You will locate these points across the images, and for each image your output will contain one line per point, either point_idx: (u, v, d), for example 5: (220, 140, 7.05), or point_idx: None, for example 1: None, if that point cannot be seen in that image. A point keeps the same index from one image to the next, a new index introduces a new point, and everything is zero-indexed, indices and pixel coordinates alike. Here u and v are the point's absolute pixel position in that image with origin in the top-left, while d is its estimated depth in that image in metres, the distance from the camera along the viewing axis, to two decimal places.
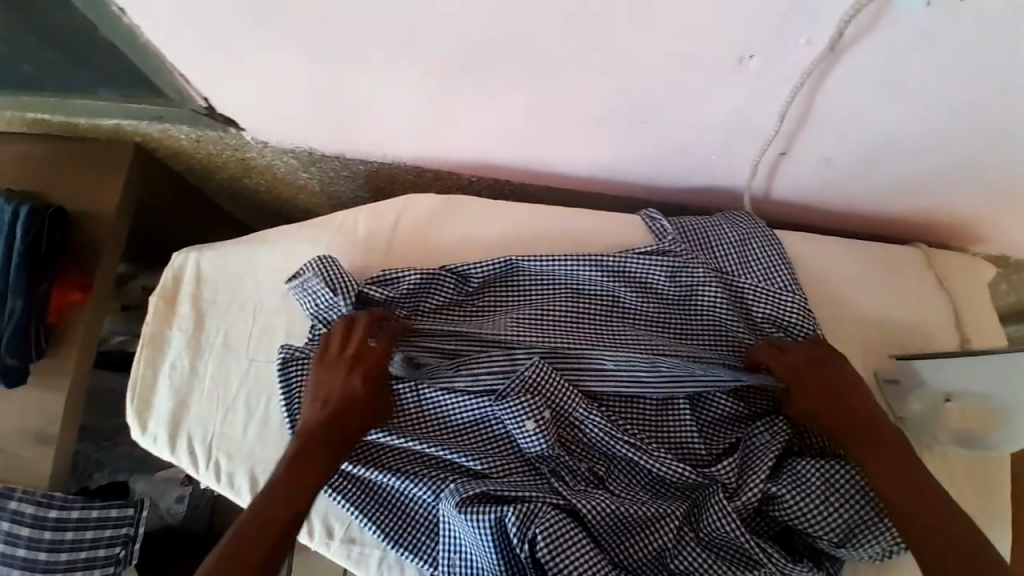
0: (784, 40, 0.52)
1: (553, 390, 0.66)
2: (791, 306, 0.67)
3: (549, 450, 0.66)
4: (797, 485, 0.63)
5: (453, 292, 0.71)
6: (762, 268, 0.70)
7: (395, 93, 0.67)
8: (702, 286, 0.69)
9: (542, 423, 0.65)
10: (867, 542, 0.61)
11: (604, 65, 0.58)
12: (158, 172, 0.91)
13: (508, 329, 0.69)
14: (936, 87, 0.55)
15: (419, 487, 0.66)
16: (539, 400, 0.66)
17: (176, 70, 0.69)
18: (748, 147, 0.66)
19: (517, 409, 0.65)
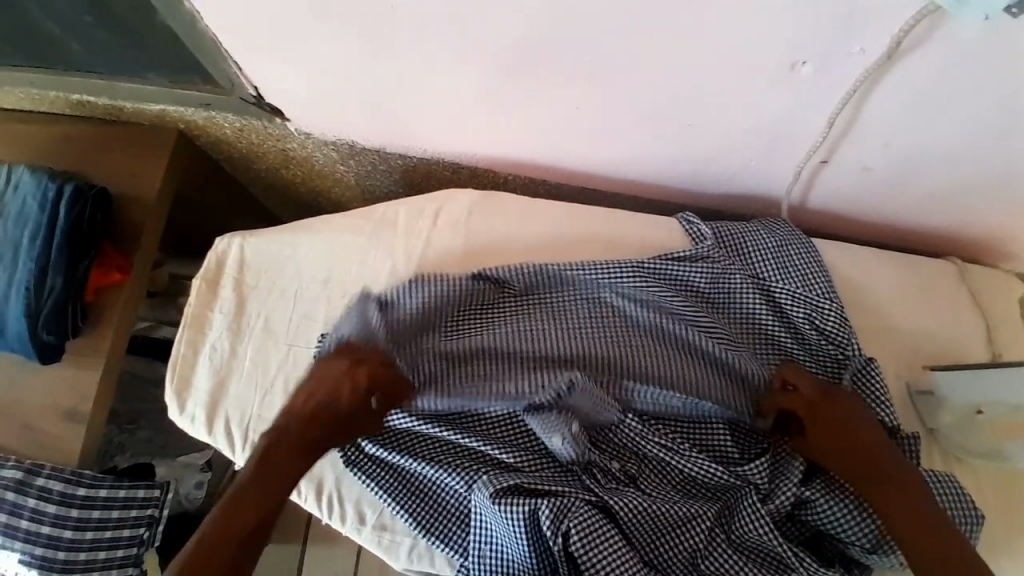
0: (840, 48, 0.53)
1: (588, 392, 0.66)
2: (829, 313, 0.68)
3: (582, 450, 0.66)
4: (830, 490, 0.64)
5: (490, 295, 0.70)
6: (798, 274, 0.70)
7: (444, 88, 0.69)
8: (737, 292, 0.70)
9: (575, 425, 0.65)
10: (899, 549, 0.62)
11: (657, 67, 0.59)
12: (198, 159, 0.93)
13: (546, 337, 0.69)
14: (984, 102, 0.56)
15: (453, 479, 0.66)
16: (574, 399, 0.66)
17: (231, 58, 0.71)
18: (790, 153, 0.68)
19: (552, 415, 0.65)
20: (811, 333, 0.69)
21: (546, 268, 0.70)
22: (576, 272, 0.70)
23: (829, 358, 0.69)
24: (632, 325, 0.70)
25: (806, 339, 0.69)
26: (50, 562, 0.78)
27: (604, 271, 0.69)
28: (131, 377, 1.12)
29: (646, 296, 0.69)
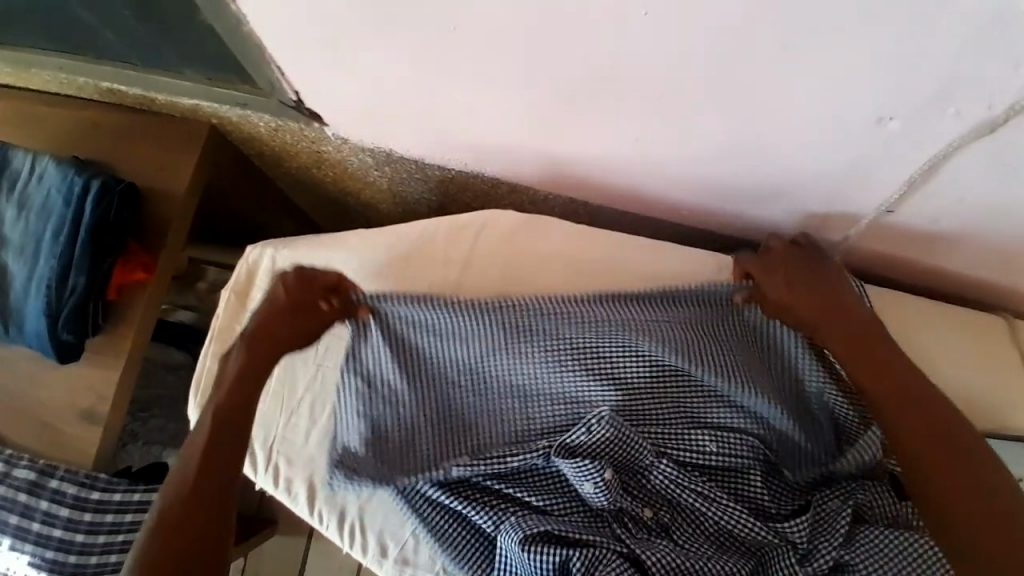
0: (932, 108, 0.50)
1: (623, 441, 0.64)
2: None
3: (613, 502, 0.64)
4: (869, 552, 0.62)
5: (521, 328, 0.66)
6: None
7: (497, 107, 0.65)
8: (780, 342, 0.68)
9: (608, 479, 0.63)
10: None
11: (729, 106, 0.56)
12: (227, 153, 0.89)
13: (575, 379, 0.66)
14: None
15: (481, 517, 0.64)
16: (605, 450, 0.64)
17: (274, 63, 0.67)
18: (853, 200, 0.65)
19: (585, 467, 0.63)
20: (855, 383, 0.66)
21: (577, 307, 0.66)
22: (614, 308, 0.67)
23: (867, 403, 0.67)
24: (667, 368, 0.67)
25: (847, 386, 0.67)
26: (61, 563, 0.78)
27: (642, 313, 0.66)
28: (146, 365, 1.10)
29: (688, 343, 0.65)
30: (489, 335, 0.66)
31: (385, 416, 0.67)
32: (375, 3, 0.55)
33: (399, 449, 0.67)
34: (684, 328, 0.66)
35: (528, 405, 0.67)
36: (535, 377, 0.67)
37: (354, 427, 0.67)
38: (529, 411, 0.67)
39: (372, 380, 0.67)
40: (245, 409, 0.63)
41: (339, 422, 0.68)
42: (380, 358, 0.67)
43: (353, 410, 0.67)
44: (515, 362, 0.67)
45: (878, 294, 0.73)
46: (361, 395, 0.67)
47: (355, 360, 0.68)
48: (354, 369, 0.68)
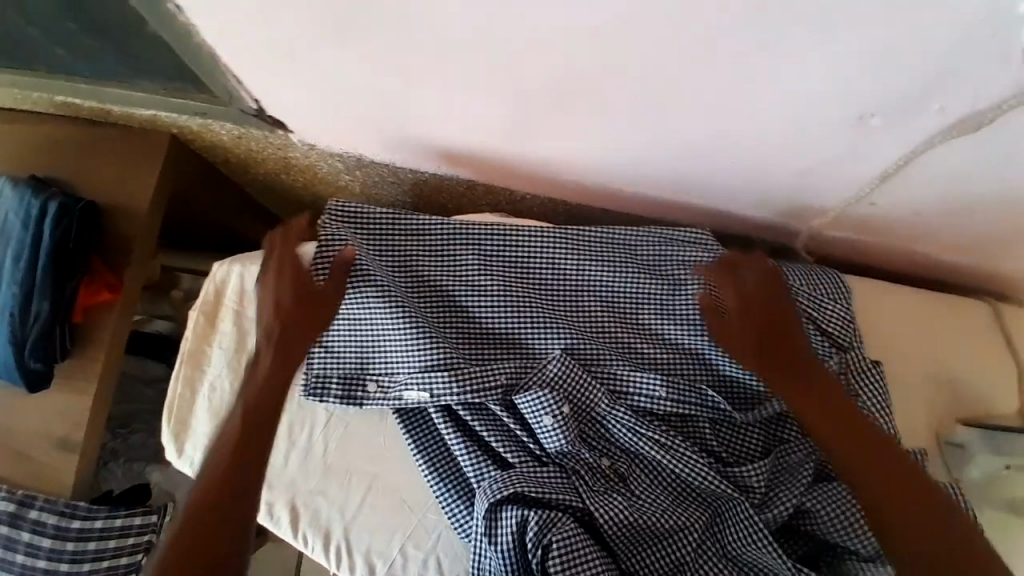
0: (915, 104, 0.48)
1: (581, 381, 0.66)
2: (836, 315, 0.67)
3: (569, 447, 0.65)
4: (830, 501, 0.62)
5: (494, 268, 0.70)
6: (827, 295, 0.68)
7: (466, 110, 0.63)
8: None
9: (560, 419, 0.65)
10: None
11: (704, 104, 0.54)
12: (192, 163, 0.86)
13: (535, 321, 0.69)
14: None
15: (444, 460, 0.67)
16: (561, 392, 0.66)
17: (231, 73, 0.65)
18: (833, 194, 0.63)
19: (539, 402, 0.65)
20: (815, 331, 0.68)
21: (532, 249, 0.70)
22: (584, 250, 0.70)
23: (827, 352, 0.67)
24: (623, 309, 0.70)
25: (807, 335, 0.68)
26: None
27: (606, 258, 0.70)
28: (124, 379, 1.08)
29: (644, 292, 0.70)
30: (460, 277, 0.70)
31: (358, 332, 0.67)
32: (330, 6, 0.52)
33: (370, 374, 0.68)
34: (637, 271, 0.70)
35: (495, 348, 0.69)
36: (494, 326, 0.69)
37: (333, 335, 0.68)
38: (499, 352, 0.68)
39: (351, 287, 0.67)
40: (261, 418, 0.61)
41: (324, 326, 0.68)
42: (359, 269, 0.67)
43: (333, 322, 0.68)
44: (478, 308, 0.69)
45: (859, 285, 0.72)
46: (342, 299, 0.67)
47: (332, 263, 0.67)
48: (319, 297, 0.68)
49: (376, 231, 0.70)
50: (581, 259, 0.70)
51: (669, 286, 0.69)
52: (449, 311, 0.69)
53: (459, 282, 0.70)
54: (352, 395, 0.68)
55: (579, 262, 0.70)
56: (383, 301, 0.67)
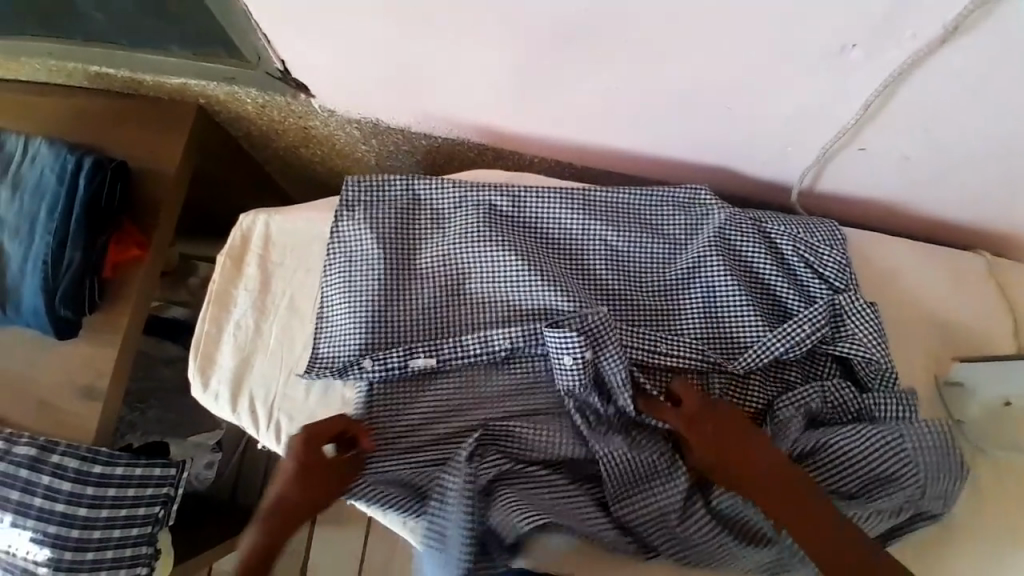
0: (891, 33, 0.52)
1: (610, 329, 0.64)
2: (834, 261, 0.68)
3: (584, 387, 0.64)
4: (819, 451, 0.64)
5: (507, 228, 0.70)
6: (828, 245, 0.69)
7: (474, 66, 0.67)
8: (747, 244, 0.69)
9: (582, 361, 0.63)
10: (883, 496, 0.63)
11: (694, 49, 0.58)
12: (217, 136, 0.91)
13: (551, 270, 0.67)
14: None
15: (446, 419, 0.66)
16: (589, 339, 0.63)
17: (260, 31, 0.69)
18: (820, 139, 0.66)
19: (567, 342, 0.63)
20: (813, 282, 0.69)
21: (540, 205, 0.71)
22: (594, 210, 0.71)
23: (824, 292, 0.68)
24: (631, 268, 0.71)
25: (807, 284, 0.69)
26: (64, 540, 0.76)
27: (616, 216, 0.71)
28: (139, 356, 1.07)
29: (648, 252, 0.71)
30: (475, 234, 0.69)
31: (359, 300, 0.68)
32: None
33: (372, 343, 0.67)
34: (642, 232, 0.71)
35: (509, 306, 0.68)
36: (513, 275, 0.67)
37: (337, 305, 0.69)
38: (517, 310, 0.68)
39: (356, 257, 0.70)
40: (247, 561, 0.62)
41: (326, 297, 0.70)
42: (365, 238, 0.70)
43: (334, 291, 0.69)
44: (496, 254, 0.68)
45: (856, 236, 0.75)
46: (343, 273, 0.69)
47: (346, 239, 0.70)
48: (331, 254, 0.70)
49: (388, 197, 0.72)
50: (586, 219, 0.71)
51: (671, 247, 0.71)
52: (464, 266, 0.69)
53: (472, 232, 0.69)
54: (351, 367, 0.66)
55: (588, 221, 0.71)
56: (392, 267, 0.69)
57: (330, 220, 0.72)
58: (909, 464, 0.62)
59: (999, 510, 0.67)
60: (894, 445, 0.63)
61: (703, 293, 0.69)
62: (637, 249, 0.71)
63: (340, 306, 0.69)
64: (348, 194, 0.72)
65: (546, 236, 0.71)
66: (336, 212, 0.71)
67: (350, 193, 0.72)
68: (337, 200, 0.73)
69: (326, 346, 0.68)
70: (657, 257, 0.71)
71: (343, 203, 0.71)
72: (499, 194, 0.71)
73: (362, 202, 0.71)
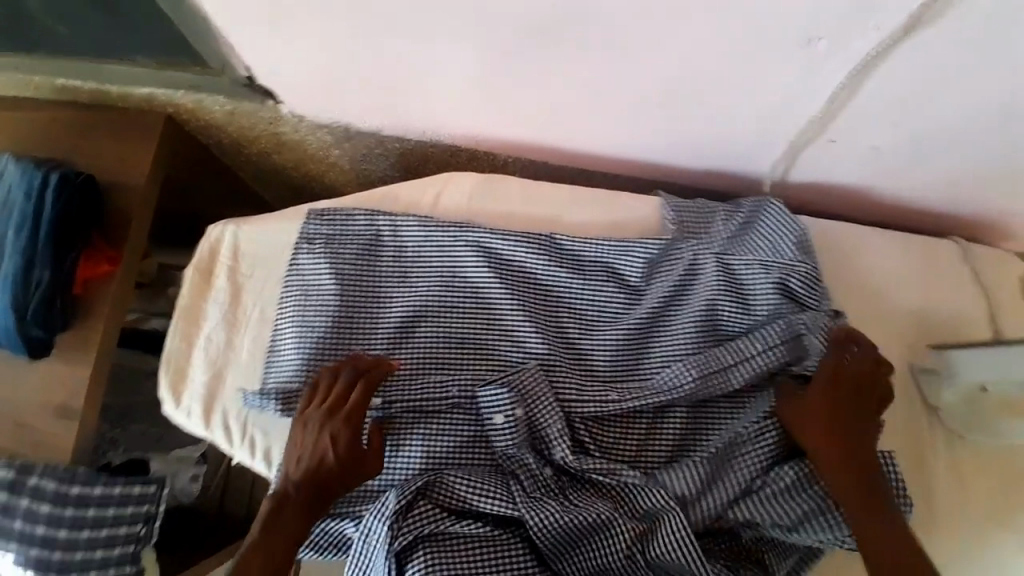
0: (856, 24, 0.52)
1: (545, 388, 0.65)
2: (799, 287, 0.66)
3: (518, 450, 0.65)
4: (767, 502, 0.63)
5: (463, 279, 0.69)
6: (795, 271, 0.66)
7: (443, 69, 0.66)
8: (709, 283, 0.68)
9: (513, 419, 0.64)
10: (816, 530, 0.61)
11: (660, 47, 0.58)
12: (187, 145, 0.90)
13: (504, 323, 0.68)
14: (989, 75, 0.55)
15: (381, 476, 0.65)
16: (521, 395, 0.64)
17: (222, 38, 0.68)
18: (789, 131, 0.66)
19: (501, 397, 0.64)
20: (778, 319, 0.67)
21: (498, 250, 0.70)
22: (556, 253, 0.70)
23: (789, 310, 0.66)
24: (589, 313, 0.70)
25: (775, 304, 0.67)
26: (46, 561, 0.76)
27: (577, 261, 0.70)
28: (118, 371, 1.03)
29: (609, 296, 0.70)
30: (430, 286, 0.69)
31: (309, 339, 0.66)
32: None
33: (319, 376, 0.66)
34: (603, 276, 0.70)
35: (456, 359, 0.68)
36: (460, 325, 0.68)
37: (287, 340, 0.67)
38: (466, 362, 0.68)
39: (311, 292, 0.68)
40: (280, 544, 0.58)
41: (279, 331, 0.68)
42: (322, 273, 0.69)
43: (286, 325, 0.68)
44: (447, 304, 0.69)
45: (831, 227, 0.75)
46: (297, 309, 0.68)
47: (304, 271, 0.69)
48: (290, 285, 0.69)
49: (352, 233, 0.70)
50: (547, 262, 0.69)
51: (631, 291, 0.70)
52: (414, 310, 0.68)
53: (422, 280, 0.70)
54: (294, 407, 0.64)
55: (548, 265, 0.70)
56: (345, 304, 0.68)
57: (291, 249, 0.71)
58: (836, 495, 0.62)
59: (975, 493, 0.69)
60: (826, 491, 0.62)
61: (656, 339, 0.69)
62: (596, 292, 0.70)
63: (292, 338, 0.67)
64: (309, 229, 0.70)
65: (504, 278, 0.69)
66: (300, 238, 0.70)
67: (316, 223, 0.70)
68: (298, 230, 0.71)
69: (275, 376, 0.66)
70: (617, 301, 0.70)
71: (308, 234, 0.70)
72: (460, 236, 0.70)
73: (323, 236, 0.70)
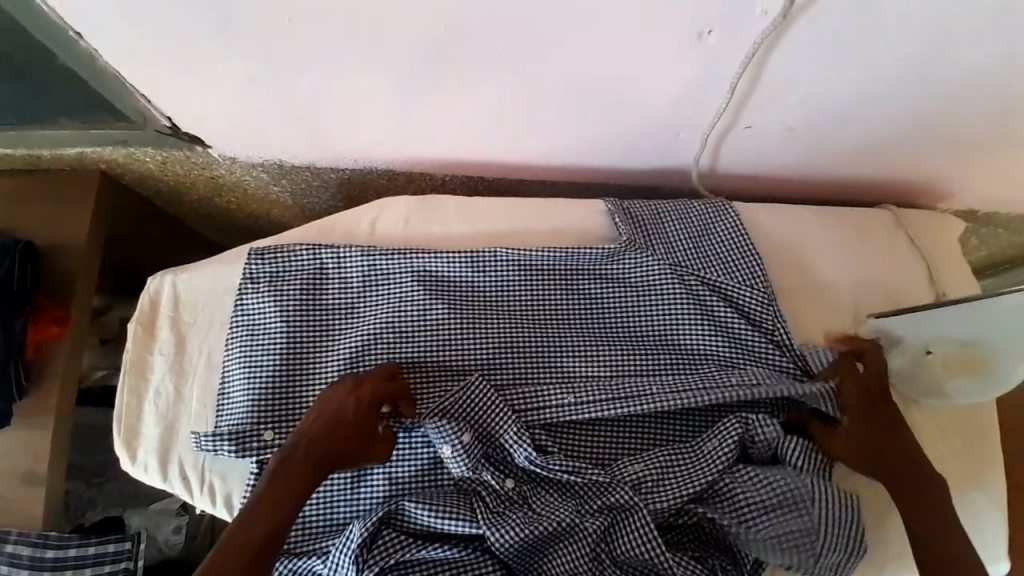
0: (739, 13, 0.53)
1: (498, 403, 0.64)
2: (754, 299, 0.69)
3: (473, 471, 0.63)
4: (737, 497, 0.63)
5: (410, 302, 0.69)
6: (743, 278, 0.70)
7: (358, 98, 0.67)
8: (664, 291, 0.70)
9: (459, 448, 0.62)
10: (781, 521, 0.62)
11: (560, 55, 0.59)
12: (127, 198, 0.90)
13: (456, 343, 0.68)
14: (877, 44, 0.56)
15: (345, 509, 0.65)
16: (469, 413, 0.64)
17: (138, 91, 0.68)
18: (703, 121, 0.67)
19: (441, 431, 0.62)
20: (732, 326, 0.69)
21: (445, 272, 0.70)
22: (504, 270, 0.70)
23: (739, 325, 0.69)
24: (539, 323, 0.70)
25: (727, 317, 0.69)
26: None
27: (525, 275, 0.70)
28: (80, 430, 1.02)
29: (558, 307, 0.70)
30: (378, 314, 0.69)
31: (258, 378, 0.67)
32: (206, 9, 0.56)
33: (270, 411, 0.66)
34: (552, 288, 0.70)
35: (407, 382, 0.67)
36: (409, 350, 0.67)
37: (235, 381, 0.67)
38: (419, 385, 0.67)
39: (257, 331, 0.68)
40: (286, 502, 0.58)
41: (227, 375, 0.68)
42: (267, 312, 0.69)
43: (233, 367, 0.68)
44: (393, 327, 0.68)
45: (765, 209, 0.76)
46: (243, 349, 0.68)
47: (248, 312, 0.69)
48: (236, 325, 0.69)
49: (295, 269, 0.70)
50: (497, 281, 0.70)
51: (580, 301, 0.70)
52: (360, 338, 0.68)
53: (370, 309, 0.70)
54: (247, 447, 0.64)
55: (499, 284, 0.70)
56: (292, 339, 0.68)
57: (234, 292, 0.71)
58: (801, 486, 0.62)
59: (936, 452, 0.69)
60: (788, 488, 0.62)
61: (609, 343, 0.69)
62: (546, 304, 0.70)
63: (240, 379, 0.67)
64: (253, 269, 0.70)
65: (457, 299, 0.69)
66: (242, 279, 0.70)
67: (259, 263, 0.70)
68: (241, 271, 0.71)
69: (227, 417, 0.66)
70: (567, 311, 0.70)
71: (250, 274, 0.70)
72: (409, 262, 0.70)
73: (267, 275, 0.70)
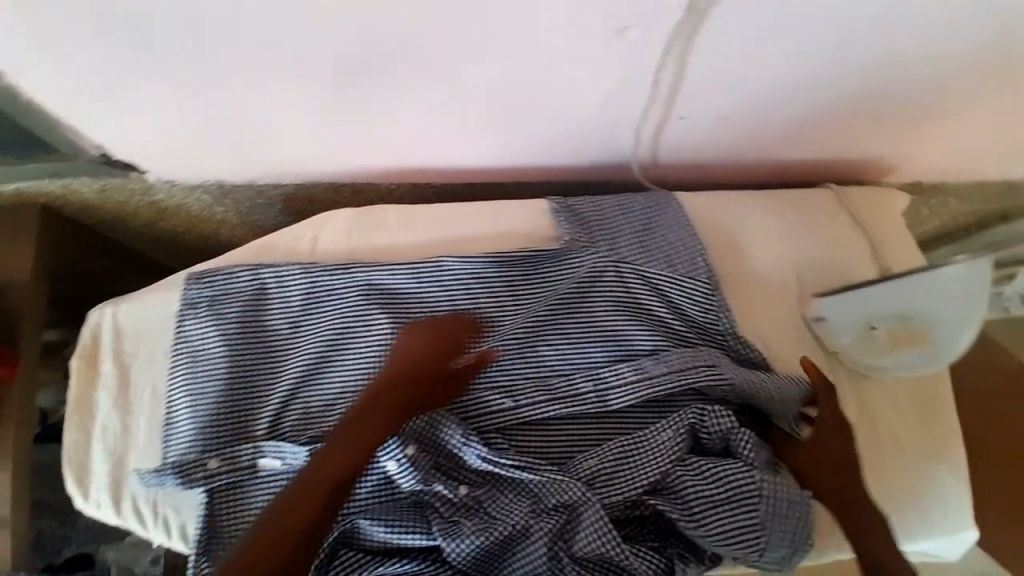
0: (652, 9, 0.53)
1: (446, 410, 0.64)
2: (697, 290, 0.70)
3: (425, 482, 0.62)
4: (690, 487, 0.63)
5: (352, 317, 0.68)
6: (686, 270, 0.70)
7: (289, 115, 0.66)
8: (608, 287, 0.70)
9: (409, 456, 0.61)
10: (735, 510, 0.62)
11: (483, 58, 0.58)
12: (69, 229, 0.89)
13: None
14: (794, 27, 0.56)
15: None
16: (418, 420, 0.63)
17: (64, 122, 0.67)
18: (636, 114, 0.67)
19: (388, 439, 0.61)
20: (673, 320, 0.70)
21: (388, 284, 0.69)
22: (446, 277, 0.69)
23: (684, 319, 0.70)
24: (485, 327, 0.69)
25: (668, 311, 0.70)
26: None
27: (469, 277, 0.69)
28: None
29: (504, 306, 0.69)
30: (321, 330, 0.68)
31: (202, 403, 0.66)
32: (119, 38, 0.55)
33: (217, 435, 0.66)
34: (497, 289, 0.69)
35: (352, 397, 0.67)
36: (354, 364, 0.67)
37: (180, 408, 0.67)
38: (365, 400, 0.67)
39: (199, 356, 0.68)
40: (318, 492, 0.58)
41: (172, 403, 0.67)
42: (208, 336, 0.68)
43: (177, 395, 0.67)
44: (335, 342, 0.68)
45: (706, 198, 0.76)
46: (187, 376, 0.67)
47: (190, 337, 0.68)
48: (179, 351, 0.68)
49: (235, 290, 0.69)
50: (440, 287, 0.69)
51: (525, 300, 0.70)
52: (303, 355, 0.67)
53: (312, 325, 0.69)
54: (193, 478, 0.63)
55: (442, 290, 0.69)
56: (235, 362, 0.67)
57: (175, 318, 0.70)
58: (749, 475, 0.62)
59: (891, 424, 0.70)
60: (738, 478, 0.63)
61: (556, 340, 0.69)
62: (490, 305, 0.69)
63: (185, 405, 0.67)
64: (194, 293, 0.69)
65: (400, 310, 0.69)
66: (182, 306, 0.69)
67: (201, 288, 0.69)
68: (180, 297, 0.70)
69: (174, 445, 0.66)
70: (512, 310, 0.69)
71: (192, 300, 0.69)
72: (349, 277, 0.69)
73: (208, 298, 0.69)
